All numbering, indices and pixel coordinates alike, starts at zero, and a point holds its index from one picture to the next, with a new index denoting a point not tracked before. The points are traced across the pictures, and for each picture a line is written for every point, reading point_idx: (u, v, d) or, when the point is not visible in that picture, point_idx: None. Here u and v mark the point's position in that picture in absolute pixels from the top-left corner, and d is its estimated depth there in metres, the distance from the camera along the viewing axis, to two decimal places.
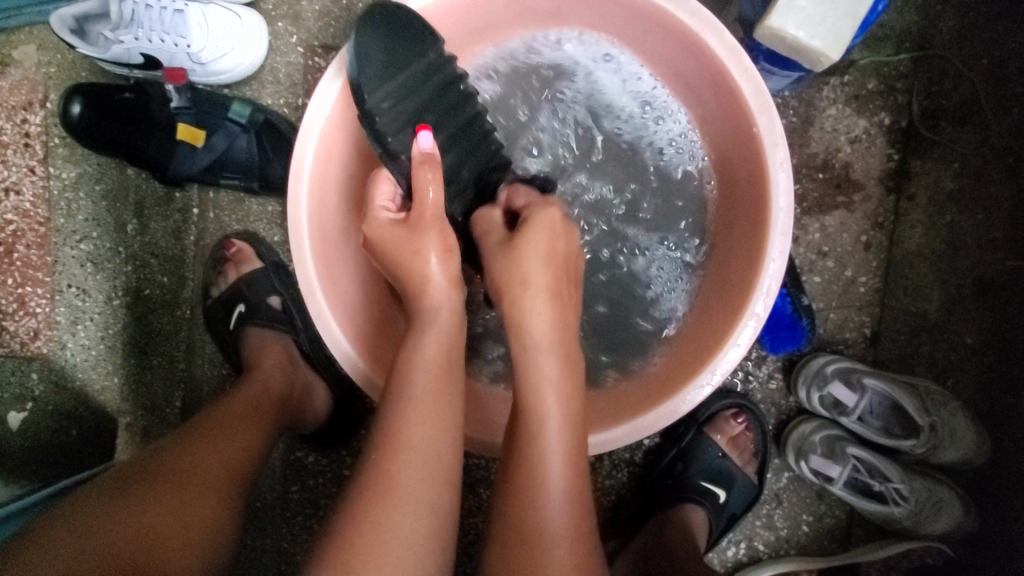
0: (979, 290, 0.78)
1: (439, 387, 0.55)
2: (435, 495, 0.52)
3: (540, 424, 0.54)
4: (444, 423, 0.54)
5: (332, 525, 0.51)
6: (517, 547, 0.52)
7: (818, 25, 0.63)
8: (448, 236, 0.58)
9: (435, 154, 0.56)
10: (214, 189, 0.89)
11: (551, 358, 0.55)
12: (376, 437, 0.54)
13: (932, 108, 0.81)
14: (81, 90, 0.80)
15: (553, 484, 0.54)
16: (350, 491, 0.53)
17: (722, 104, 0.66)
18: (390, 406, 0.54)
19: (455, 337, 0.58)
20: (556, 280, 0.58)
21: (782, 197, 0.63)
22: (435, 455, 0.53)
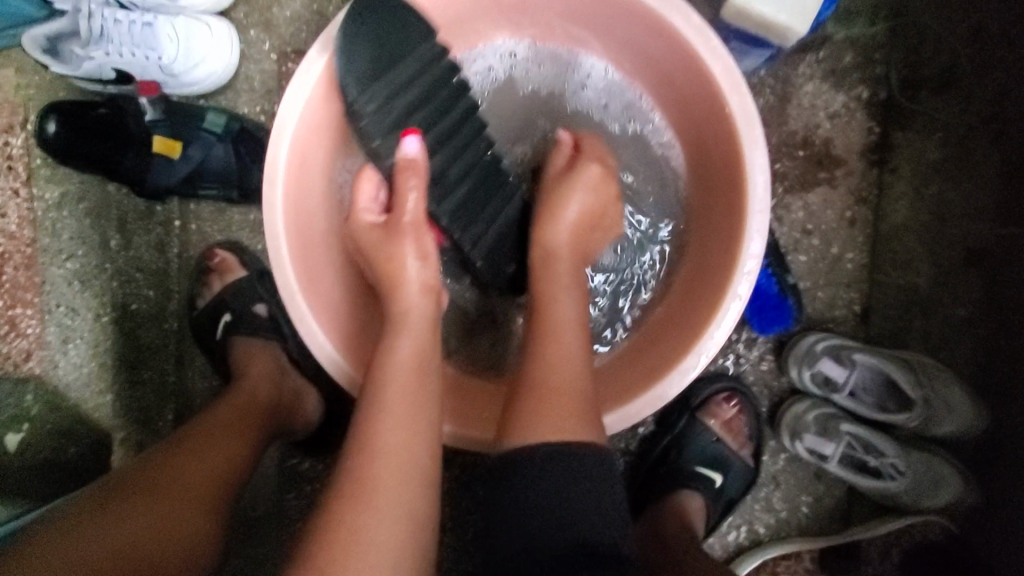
0: (969, 261, 0.75)
1: (412, 388, 0.56)
2: (412, 494, 0.52)
3: (563, 316, 0.63)
4: (419, 426, 0.55)
5: (307, 538, 0.50)
6: (537, 403, 0.57)
7: (784, 0, 0.62)
8: (425, 247, 0.63)
9: (419, 159, 0.62)
10: (195, 201, 0.89)
11: (570, 293, 0.65)
12: (352, 449, 0.54)
13: (908, 79, 0.80)
14: (55, 107, 0.80)
15: (558, 374, 0.59)
16: (325, 505, 0.52)
17: (692, 85, 0.66)
18: (365, 416, 0.55)
19: (430, 340, 0.60)
20: (588, 218, 0.68)
21: (757, 175, 0.62)
22: (409, 459, 0.53)
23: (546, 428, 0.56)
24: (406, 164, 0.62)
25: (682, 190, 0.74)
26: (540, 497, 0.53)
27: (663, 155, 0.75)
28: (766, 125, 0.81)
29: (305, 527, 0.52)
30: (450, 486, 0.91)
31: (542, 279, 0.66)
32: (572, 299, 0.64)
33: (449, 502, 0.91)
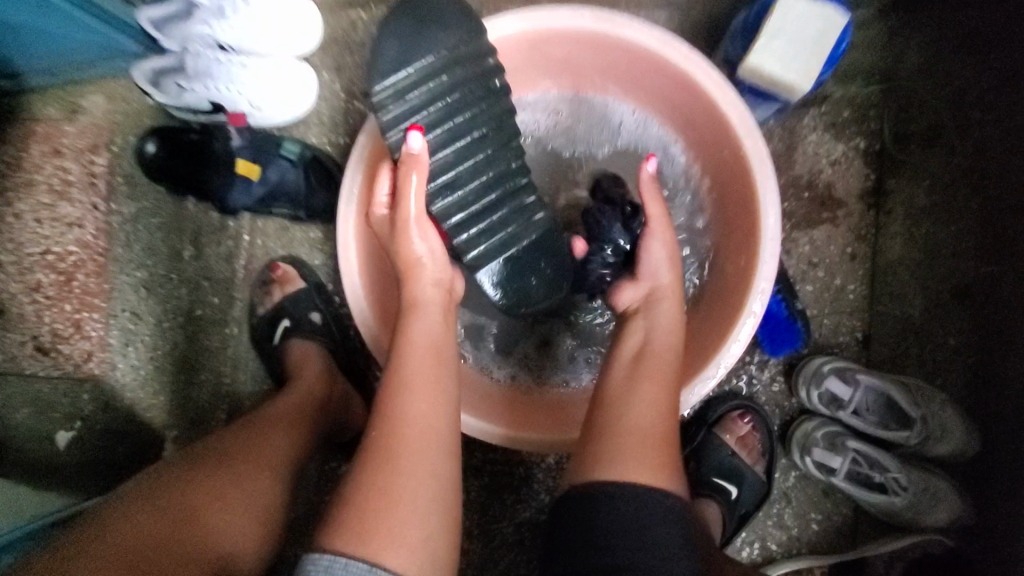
0: (958, 294, 0.83)
1: (430, 366, 0.63)
2: (436, 458, 0.58)
3: (662, 364, 0.66)
4: (436, 400, 0.62)
5: (344, 496, 0.56)
6: (618, 448, 0.60)
7: (790, 61, 0.73)
8: (430, 239, 0.70)
9: (422, 155, 0.66)
10: (262, 218, 1.00)
11: (668, 325, 0.70)
12: (378, 418, 0.60)
13: (901, 133, 0.91)
14: (156, 129, 0.92)
15: (636, 416, 0.62)
16: (357, 466, 0.58)
17: (713, 131, 0.77)
18: (390, 388, 0.62)
19: (442, 323, 0.68)
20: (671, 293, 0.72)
21: (770, 209, 0.72)
22: (431, 428, 0.60)
23: (619, 468, 0.59)
24: (410, 160, 0.66)
25: (702, 221, 0.84)
26: (615, 557, 0.56)
27: (686, 195, 0.86)
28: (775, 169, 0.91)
29: (337, 488, 0.58)
30: (478, 493, 0.96)
31: (636, 336, 0.69)
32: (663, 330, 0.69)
33: (477, 510, 0.96)
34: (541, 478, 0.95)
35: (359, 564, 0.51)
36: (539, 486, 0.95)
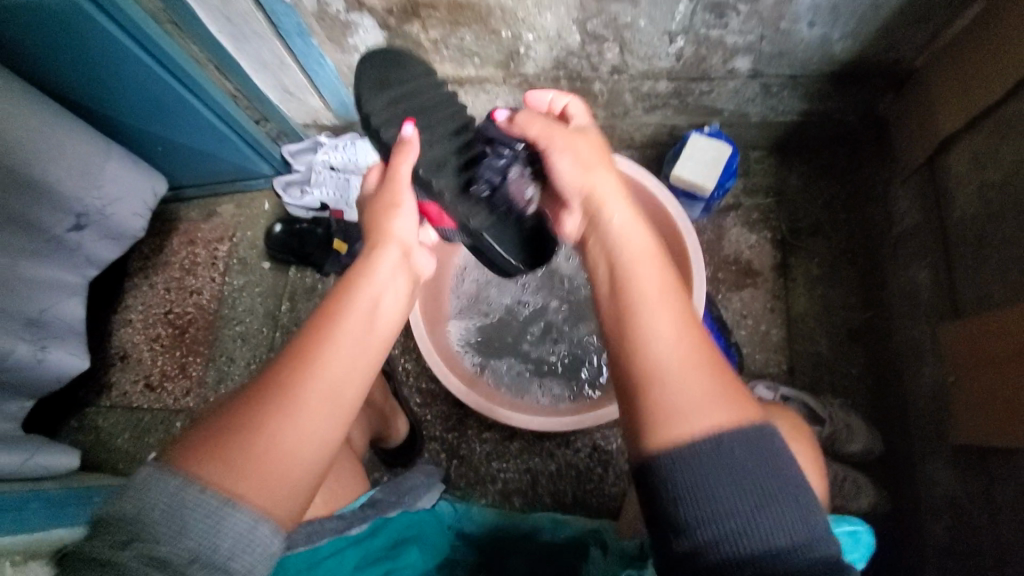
0: (851, 336, 1.20)
1: (359, 332, 0.63)
2: (322, 414, 0.57)
3: (645, 291, 0.60)
4: (358, 363, 0.61)
5: (214, 424, 0.55)
6: (641, 381, 0.55)
7: (700, 173, 1.15)
8: (410, 221, 0.78)
9: (414, 137, 0.76)
10: (341, 283, 1.38)
11: (656, 273, 0.62)
12: (285, 364, 0.58)
13: (796, 227, 1.29)
14: (283, 219, 1.38)
15: (661, 350, 0.56)
16: (239, 399, 0.57)
17: (658, 219, 1.11)
18: (305, 338, 0.61)
19: (377, 287, 0.69)
20: (636, 214, 0.69)
21: (696, 268, 1.04)
22: (340, 390, 0.59)
23: (688, 419, 0.53)
24: (400, 142, 0.76)
25: None
26: (710, 466, 0.51)
27: None
28: (710, 251, 1.29)
29: (221, 407, 0.57)
30: (494, 497, 1.19)
31: (629, 271, 0.62)
32: (652, 275, 0.62)
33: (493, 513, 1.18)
34: (545, 483, 1.19)
35: (211, 498, 0.51)
36: (543, 490, 1.19)
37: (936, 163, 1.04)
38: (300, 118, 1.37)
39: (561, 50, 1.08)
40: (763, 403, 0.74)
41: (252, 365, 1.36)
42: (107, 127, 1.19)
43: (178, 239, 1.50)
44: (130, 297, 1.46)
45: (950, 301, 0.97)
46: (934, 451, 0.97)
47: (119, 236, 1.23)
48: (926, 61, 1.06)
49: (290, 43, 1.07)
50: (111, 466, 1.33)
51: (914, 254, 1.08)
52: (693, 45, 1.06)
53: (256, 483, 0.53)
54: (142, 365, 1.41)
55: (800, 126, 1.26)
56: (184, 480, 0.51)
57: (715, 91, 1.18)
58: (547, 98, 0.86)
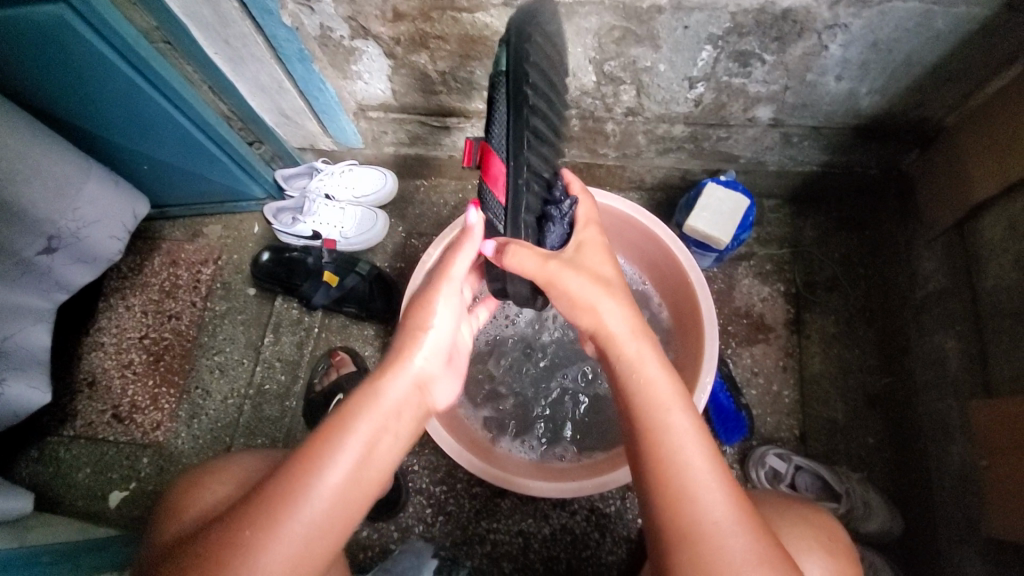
0: (869, 401, 1.14)
1: (346, 487, 0.60)
2: (289, 569, 0.57)
3: (676, 434, 0.63)
4: (341, 518, 0.60)
5: (194, 563, 0.57)
6: (684, 543, 0.58)
7: (715, 224, 1.09)
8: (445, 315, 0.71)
9: (474, 225, 0.75)
10: (331, 316, 1.30)
11: (666, 380, 0.66)
12: (264, 511, 0.57)
13: (811, 281, 1.24)
14: (271, 246, 1.30)
15: (709, 513, 0.59)
16: (217, 535, 0.58)
17: (671, 270, 1.04)
18: (289, 480, 0.58)
19: (386, 427, 0.64)
20: (621, 285, 0.74)
21: (709, 324, 0.96)
22: (310, 547, 0.58)
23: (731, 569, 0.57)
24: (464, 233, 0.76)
25: (663, 336, 1.10)
26: None
27: (649, 314, 1.12)
28: (720, 302, 1.24)
29: (216, 524, 0.59)
30: (481, 561, 1.11)
31: (640, 391, 0.66)
32: (670, 397, 0.65)
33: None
34: (537, 548, 1.11)
35: None
36: (535, 556, 1.11)
37: (965, 227, 0.99)
38: (296, 141, 1.30)
39: (575, 89, 1.03)
40: (803, 514, 0.76)
41: (228, 401, 1.27)
42: (88, 144, 1.11)
43: (160, 258, 1.42)
44: (104, 318, 1.38)
45: (981, 376, 0.92)
46: (962, 538, 0.92)
47: (92, 259, 1.15)
48: (957, 120, 1.01)
49: (289, 68, 1.01)
50: (68, 505, 1.23)
51: (939, 322, 1.03)
52: (714, 92, 1.00)
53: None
54: (110, 394, 1.32)
55: (818, 177, 1.21)
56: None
57: (733, 137, 1.12)
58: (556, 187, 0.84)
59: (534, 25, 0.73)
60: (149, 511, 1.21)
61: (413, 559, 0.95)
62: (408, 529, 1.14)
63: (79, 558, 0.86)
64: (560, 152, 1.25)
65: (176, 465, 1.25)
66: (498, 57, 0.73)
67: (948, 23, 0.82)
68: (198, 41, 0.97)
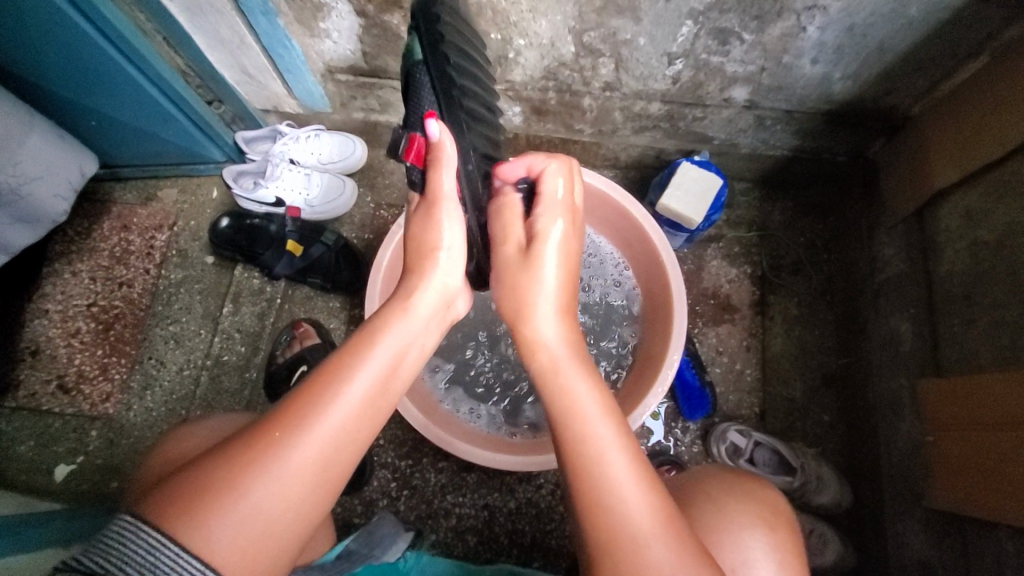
0: (826, 381, 1.18)
1: (377, 392, 0.58)
2: (308, 487, 0.52)
3: (597, 445, 0.58)
4: (370, 426, 0.57)
5: (208, 468, 0.50)
6: (604, 555, 0.53)
7: (689, 204, 1.10)
8: (456, 235, 0.69)
9: (438, 137, 0.63)
10: (295, 287, 1.26)
11: (581, 381, 0.63)
12: (287, 416, 0.53)
13: (776, 264, 1.26)
14: (231, 213, 1.24)
15: (629, 514, 0.54)
16: (235, 442, 0.52)
17: (643, 248, 1.04)
18: (319, 381, 0.56)
19: (409, 340, 0.63)
20: (562, 308, 0.70)
21: (679, 303, 0.97)
22: (340, 452, 0.54)
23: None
24: (431, 149, 0.65)
25: (633, 312, 1.10)
26: None
27: (619, 291, 1.12)
28: (689, 282, 1.25)
29: (219, 448, 0.53)
30: (447, 534, 1.11)
31: (555, 394, 0.63)
32: (588, 395, 0.62)
33: (445, 550, 1.11)
34: (502, 521, 1.12)
35: (150, 537, 0.46)
36: (500, 529, 1.11)
37: (925, 215, 1.02)
38: (258, 102, 1.24)
39: (552, 60, 1.01)
40: (748, 488, 0.77)
41: (186, 372, 1.23)
42: (30, 95, 1.03)
43: (110, 222, 1.34)
44: (48, 284, 1.29)
45: (932, 358, 0.96)
46: (907, 510, 0.97)
47: (35, 220, 1.07)
48: (923, 110, 1.04)
49: (252, 21, 0.95)
50: (10, 479, 1.16)
51: (895, 306, 1.06)
52: (692, 70, 1.00)
53: (230, 550, 0.48)
54: (56, 363, 1.25)
55: (788, 162, 1.23)
56: (146, 516, 0.47)
57: (708, 118, 1.12)
58: (521, 167, 0.76)
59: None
60: (97, 485, 1.16)
61: (390, 526, 0.90)
62: (373, 503, 1.13)
63: (24, 529, 0.81)
64: (535, 126, 1.23)
65: (128, 438, 1.19)
66: (410, 45, 0.66)
67: (922, 10, 0.83)
68: None
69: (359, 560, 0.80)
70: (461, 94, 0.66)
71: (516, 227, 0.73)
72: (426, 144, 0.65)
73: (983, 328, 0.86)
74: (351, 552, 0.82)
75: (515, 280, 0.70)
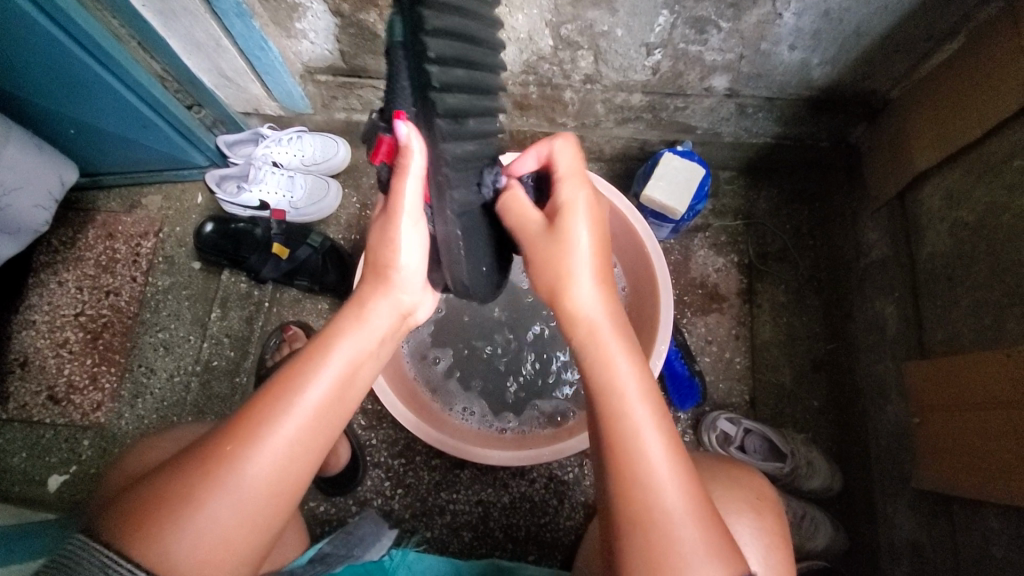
0: (814, 367, 1.19)
1: (332, 400, 0.59)
2: (261, 497, 0.54)
3: (634, 423, 0.61)
4: (323, 434, 0.58)
5: (161, 482, 0.52)
6: (632, 526, 0.58)
7: (673, 195, 1.10)
8: (413, 248, 0.68)
9: (406, 140, 0.59)
10: (283, 290, 1.26)
11: (621, 352, 0.66)
12: (238, 429, 0.54)
13: (762, 252, 1.27)
14: (215, 218, 1.23)
15: (665, 498, 0.58)
16: (189, 458, 0.53)
17: (628, 239, 1.04)
18: (271, 394, 0.57)
19: (365, 349, 0.63)
20: (599, 275, 0.70)
21: (665, 294, 0.97)
22: (293, 463, 0.56)
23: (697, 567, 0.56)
24: (399, 154, 0.61)
25: (621, 305, 1.10)
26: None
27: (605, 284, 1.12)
28: (677, 272, 1.25)
29: (174, 461, 0.54)
30: (441, 531, 1.12)
31: (593, 356, 0.66)
32: (627, 370, 0.65)
33: (440, 546, 1.11)
34: (496, 516, 1.12)
35: (102, 551, 0.48)
36: (494, 524, 1.12)
37: (907, 198, 1.02)
38: (239, 105, 1.23)
39: (531, 54, 1.00)
40: (733, 477, 0.78)
41: (176, 379, 1.22)
42: (4, 104, 1.02)
43: (95, 230, 1.33)
44: (34, 295, 1.29)
45: (916, 340, 0.96)
46: (895, 491, 0.98)
47: (15, 231, 1.07)
48: (902, 93, 1.04)
49: (227, 24, 0.94)
50: (4, 491, 1.16)
51: (880, 290, 1.07)
52: (671, 60, 0.99)
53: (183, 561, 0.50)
54: (45, 374, 1.24)
55: (772, 149, 1.23)
56: (97, 538, 0.49)
57: (690, 107, 1.12)
58: (532, 159, 0.78)
59: None
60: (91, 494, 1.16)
61: (373, 526, 0.92)
62: (367, 502, 1.13)
63: (14, 540, 0.81)
64: (518, 121, 1.23)
65: (120, 446, 1.19)
66: (390, 23, 0.57)
67: None
68: None
69: (336, 560, 0.82)
70: (440, 94, 0.58)
71: (533, 212, 0.72)
72: (395, 143, 0.61)
73: (965, 308, 0.86)
74: (327, 554, 0.83)
75: (546, 264, 0.70)
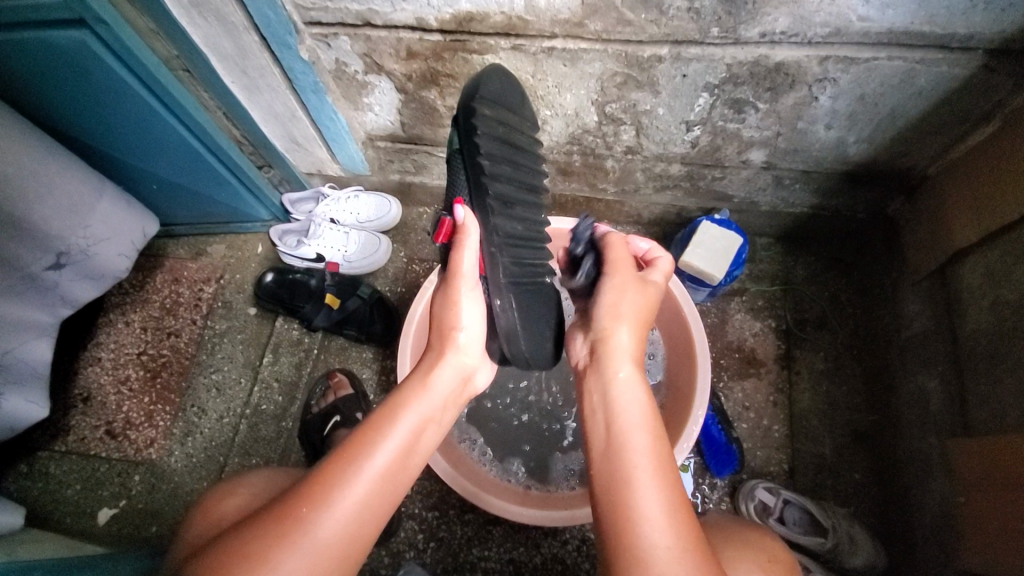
0: (857, 438, 1.17)
1: (396, 467, 0.63)
2: (328, 559, 0.56)
3: (630, 425, 0.65)
4: (388, 499, 0.62)
5: (241, 541, 0.56)
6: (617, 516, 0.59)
7: (710, 261, 1.13)
8: (473, 316, 0.76)
9: (464, 218, 0.70)
10: (330, 339, 1.33)
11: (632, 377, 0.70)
12: (312, 491, 0.58)
13: (800, 318, 1.27)
14: (275, 268, 1.32)
15: (645, 503, 0.58)
16: (267, 518, 0.57)
17: (666, 301, 1.06)
18: (343, 458, 0.61)
19: (428, 416, 0.68)
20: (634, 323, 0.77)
21: (704, 355, 0.99)
22: (359, 527, 0.59)
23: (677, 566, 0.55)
24: (456, 230, 0.72)
25: (658, 366, 1.12)
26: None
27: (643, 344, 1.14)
28: (713, 336, 1.27)
29: (253, 520, 0.58)
30: None
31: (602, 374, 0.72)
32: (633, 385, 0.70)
33: None
34: None
35: None
36: None
37: (946, 272, 1.03)
38: (304, 167, 1.34)
39: (577, 127, 1.08)
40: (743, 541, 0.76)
41: (225, 420, 1.28)
42: (101, 164, 1.14)
43: (163, 275, 1.44)
44: (104, 333, 1.38)
45: (961, 417, 0.95)
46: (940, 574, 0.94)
47: (99, 276, 1.17)
48: (939, 171, 1.06)
49: (303, 98, 1.05)
50: (55, 522, 1.21)
51: (923, 362, 1.06)
52: (709, 135, 1.05)
53: None
54: (105, 409, 1.32)
55: (808, 219, 1.26)
56: None
57: (727, 178, 1.17)
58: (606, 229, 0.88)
59: (495, 78, 0.76)
60: (136, 530, 1.20)
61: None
62: (399, 554, 1.14)
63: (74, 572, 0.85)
64: (561, 186, 1.29)
65: (168, 483, 1.24)
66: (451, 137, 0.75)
67: (929, 80, 0.87)
68: (216, 71, 1.00)
69: None
70: (490, 179, 0.71)
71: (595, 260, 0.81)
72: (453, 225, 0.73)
73: (1010, 388, 0.85)
74: None
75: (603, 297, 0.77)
